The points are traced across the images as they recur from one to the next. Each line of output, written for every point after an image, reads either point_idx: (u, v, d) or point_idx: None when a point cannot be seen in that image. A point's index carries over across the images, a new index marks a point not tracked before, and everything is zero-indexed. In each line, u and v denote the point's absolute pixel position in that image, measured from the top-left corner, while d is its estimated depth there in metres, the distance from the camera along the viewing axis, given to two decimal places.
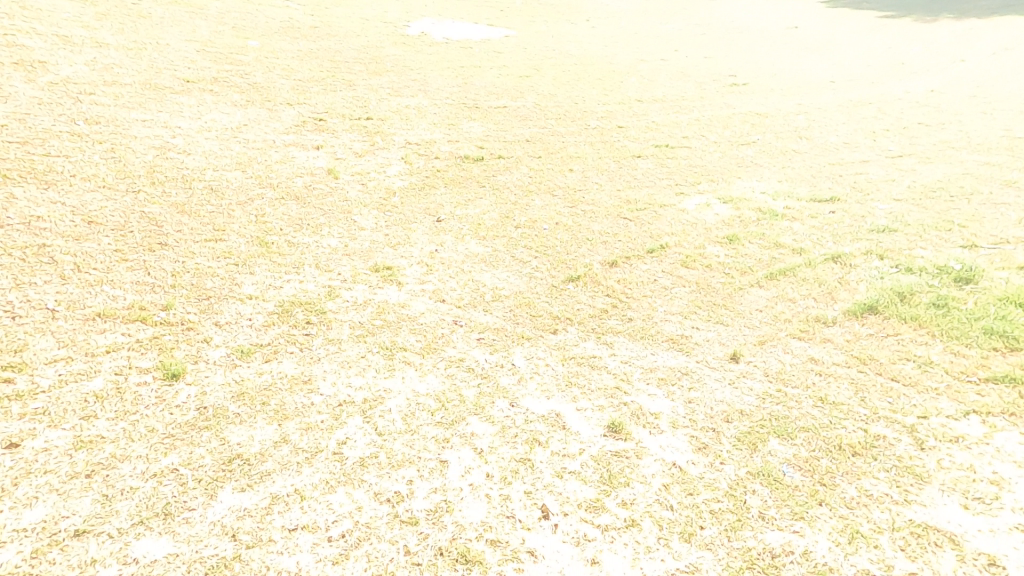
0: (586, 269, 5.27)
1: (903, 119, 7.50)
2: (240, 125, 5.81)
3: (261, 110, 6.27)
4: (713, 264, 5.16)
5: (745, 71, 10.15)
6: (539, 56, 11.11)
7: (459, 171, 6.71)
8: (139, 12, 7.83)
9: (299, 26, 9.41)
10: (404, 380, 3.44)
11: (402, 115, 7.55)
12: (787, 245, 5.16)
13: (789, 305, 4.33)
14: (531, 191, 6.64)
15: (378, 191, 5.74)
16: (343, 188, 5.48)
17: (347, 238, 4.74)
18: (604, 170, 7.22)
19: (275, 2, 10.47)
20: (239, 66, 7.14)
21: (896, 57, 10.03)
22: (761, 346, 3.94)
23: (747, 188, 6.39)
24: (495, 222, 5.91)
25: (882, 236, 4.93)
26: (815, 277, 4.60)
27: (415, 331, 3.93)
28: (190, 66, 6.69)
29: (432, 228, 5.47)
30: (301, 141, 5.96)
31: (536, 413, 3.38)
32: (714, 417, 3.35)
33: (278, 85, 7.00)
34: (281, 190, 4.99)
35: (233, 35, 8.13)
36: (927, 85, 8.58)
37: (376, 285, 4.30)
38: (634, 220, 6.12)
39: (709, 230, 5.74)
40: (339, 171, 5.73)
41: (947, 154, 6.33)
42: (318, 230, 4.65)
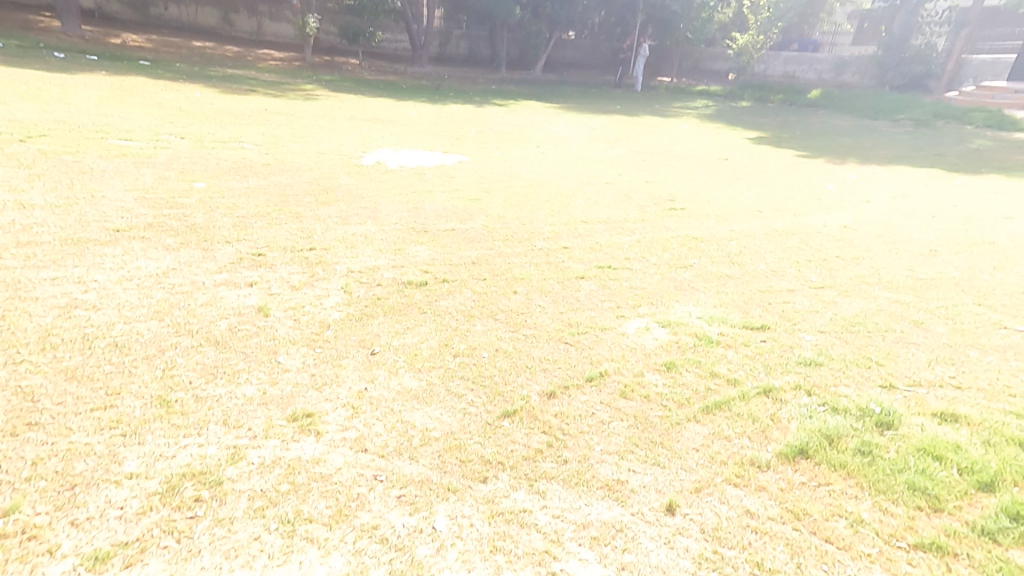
0: (523, 400, 5.13)
1: (823, 252, 8.11)
2: (167, 269, 6.04)
3: (195, 250, 6.66)
4: (650, 395, 5.10)
5: (683, 197, 11.06)
6: (491, 181, 11.87)
7: (400, 297, 6.84)
8: (80, 169, 8.46)
9: (251, 165, 10.19)
10: (303, 563, 3.07)
11: (348, 243, 8.04)
12: (722, 374, 5.22)
13: (723, 443, 4.24)
14: (473, 315, 6.68)
15: (312, 325, 5.79)
16: (272, 326, 5.55)
17: (269, 385, 4.58)
18: (547, 292, 7.37)
19: (232, 144, 11.24)
20: (179, 210, 7.70)
21: (812, 192, 11.16)
22: (697, 493, 3.75)
23: (684, 312, 6.62)
24: (433, 351, 5.83)
25: (809, 370, 5.06)
26: (748, 410, 4.59)
27: (326, 494, 3.58)
28: (123, 215, 7.15)
29: (364, 363, 5.36)
30: (234, 279, 6.26)
31: None
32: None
33: (219, 224, 7.55)
34: (200, 336, 4.98)
35: (179, 180, 8.80)
36: (841, 221, 9.45)
37: (291, 438, 4.01)
38: (574, 344, 6.13)
39: (648, 355, 5.79)
40: (270, 307, 5.91)
41: (862, 288, 6.79)
42: (233, 377, 4.51)
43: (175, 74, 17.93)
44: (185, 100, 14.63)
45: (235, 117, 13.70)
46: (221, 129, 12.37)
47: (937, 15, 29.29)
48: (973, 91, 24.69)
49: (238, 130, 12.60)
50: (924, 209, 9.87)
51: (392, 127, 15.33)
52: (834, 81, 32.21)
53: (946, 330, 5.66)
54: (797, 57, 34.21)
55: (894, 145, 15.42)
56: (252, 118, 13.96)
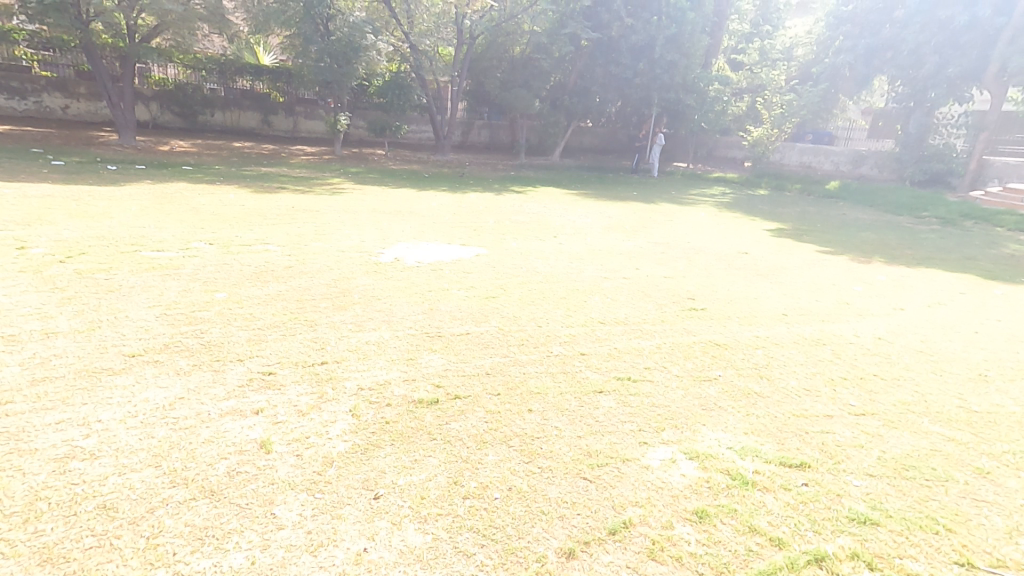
0: (539, 563, 4.59)
1: (860, 367, 7.63)
2: (174, 399, 6.21)
3: (207, 372, 6.85)
4: (682, 556, 4.60)
5: (703, 294, 10.81)
6: (508, 277, 11.79)
7: (410, 421, 6.50)
8: (109, 286, 8.97)
9: (272, 270, 10.59)
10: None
11: (360, 353, 7.94)
12: (764, 532, 4.75)
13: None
14: (485, 441, 6.27)
15: (314, 462, 5.56)
16: (272, 468, 5.39)
17: (261, 551, 4.42)
18: (564, 409, 6.98)
19: (257, 248, 11.81)
20: (196, 326, 8.02)
21: (839, 292, 10.81)
22: None
23: (713, 440, 6.10)
24: (440, 493, 5.37)
25: (865, 531, 4.63)
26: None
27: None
28: (141, 336, 7.49)
29: (366, 512, 5.00)
30: (241, 405, 6.29)
31: None
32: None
33: (234, 340, 7.76)
34: (195, 486, 4.99)
35: (201, 291, 9.21)
36: (874, 330, 8.99)
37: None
38: (593, 481, 5.61)
39: (677, 499, 5.27)
40: (273, 441, 5.78)
41: (908, 419, 6.29)
42: (218, 543, 4.42)
43: (213, 176, 19.42)
44: (219, 202, 15.59)
45: (263, 217, 14.47)
46: (248, 231, 12.99)
47: (952, 116, 29.20)
48: (999, 193, 24.08)
49: (264, 230, 13.22)
50: (962, 324, 9.22)
51: (412, 220, 15.82)
52: (851, 173, 33.06)
53: (1018, 485, 5.14)
54: (813, 150, 35.09)
55: (923, 240, 15.08)
56: (279, 216, 14.70)
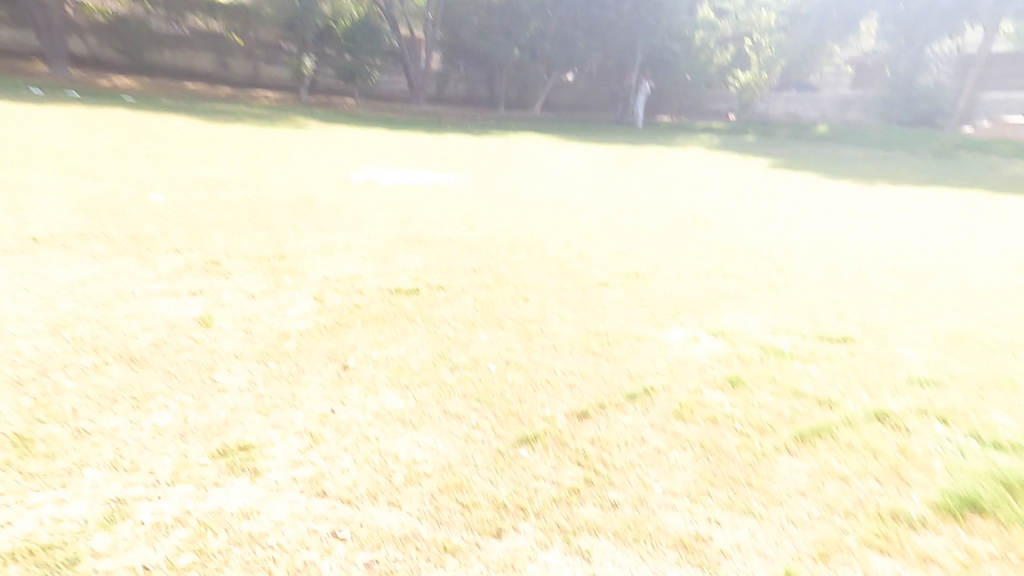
0: (546, 424, 3.80)
1: (887, 263, 7.11)
2: (86, 279, 5.16)
3: (131, 259, 5.77)
4: (716, 417, 3.79)
5: (705, 212, 10.18)
6: (494, 199, 10.86)
7: (386, 306, 5.62)
8: (18, 184, 7.74)
9: (221, 181, 9.48)
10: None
11: (325, 251, 6.94)
12: (809, 394, 3.94)
13: (843, 490, 2.98)
14: (475, 324, 5.43)
15: (267, 337, 4.62)
16: (212, 340, 4.40)
17: (196, 411, 3.48)
18: (564, 299, 6.19)
19: (202, 163, 10.64)
20: (124, 219, 6.92)
21: (848, 210, 10.24)
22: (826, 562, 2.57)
23: (738, 321, 5.38)
24: (424, 366, 4.53)
25: (931, 391, 3.95)
26: (865, 442, 3.36)
27: (299, 569, 2.46)
28: (52, 225, 6.38)
29: (333, 380, 4.10)
30: (175, 288, 5.27)
31: None
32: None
33: (170, 234, 6.68)
34: (109, 352, 4.02)
35: (131, 192, 8.08)
36: (891, 236, 8.44)
37: (210, 484, 2.89)
38: (605, 356, 4.82)
39: (703, 369, 4.49)
40: (214, 317, 4.80)
41: (954, 300, 5.78)
42: (137, 403, 3.47)
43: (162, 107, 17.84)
44: (164, 128, 14.17)
45: (215, 141, 13.23)
46: (193, 150, 11.84)
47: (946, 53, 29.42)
48: (991, 129, 24.28)
49: (213, 152, 11.99)
50: (984, 229, 8.88)
51: (370, 152, 14.69)
52: (840, 119, 33.02)
53: None
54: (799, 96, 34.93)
55: (917, 169, 14.83)
56: (228, 141, 13.45)
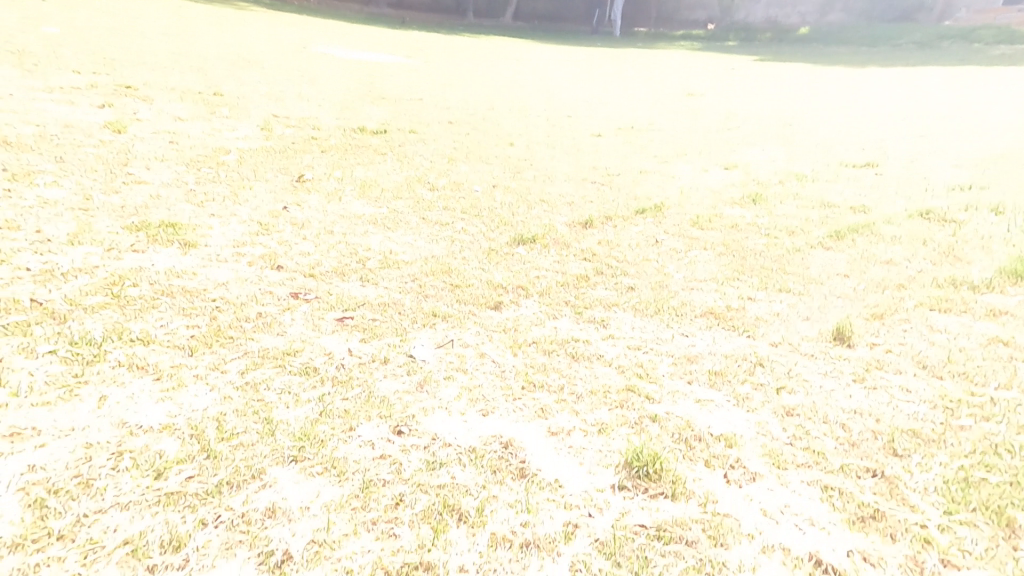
0: (543, 229, 3.33)
1: (897, 117, 6.86)
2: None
3: (12, 70, 4.93)
4: (738, 224, 3.40)
5: (698, 88, 9.63)
6: (470, 77, 9.93)
7: (349, 140, 4.91)
8: None
9: (144, 30, 8.37)
10: (176, 399, 1.57)
11: (272, 96, 6.05)
12: (840, 204, 3.61)
13: (886, 266, 2.65)
14: (454, 159, 4.79)
15: (200, 149, 3.92)
16: (123, 141, 3.76)
17: (102, 194, 2.90)
18: (554, 145, 5.58)
19: (119, 16, 9.40)
20: (14, 44, 5.95)
21: (846, 87, 9.90)
22: (882, 319, 2.15)
23: (750, 159, 4.96)
24: (397, 185, 3.94)
25: (976, 194, 3.58)
26: (908, 234, 3.00)
27: (252, 318, 2.02)
28: None
29: (287, 185, 3.53)
30: (75, 100, 4.48)
31: (485, 444, 1.46)
32: (849, 441, 1.50)
33: (72, 60, 5.78)
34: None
35: (26, 25, 7.03)
36: (894, 101, 8.17)
37: (124, 249, 2.38)
38: (606, 185, 4.32)
39: (716, 193, 4.05)
40: (127, 126, 4.08)
41: (974, 134, 5.60)
42: (17, 178, 2.85)
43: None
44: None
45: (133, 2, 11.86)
46: (106, 7, 10.41)
47: None
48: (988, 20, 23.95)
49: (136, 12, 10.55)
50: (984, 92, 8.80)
51: (319, 32, 13.34)
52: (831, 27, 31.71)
53: None
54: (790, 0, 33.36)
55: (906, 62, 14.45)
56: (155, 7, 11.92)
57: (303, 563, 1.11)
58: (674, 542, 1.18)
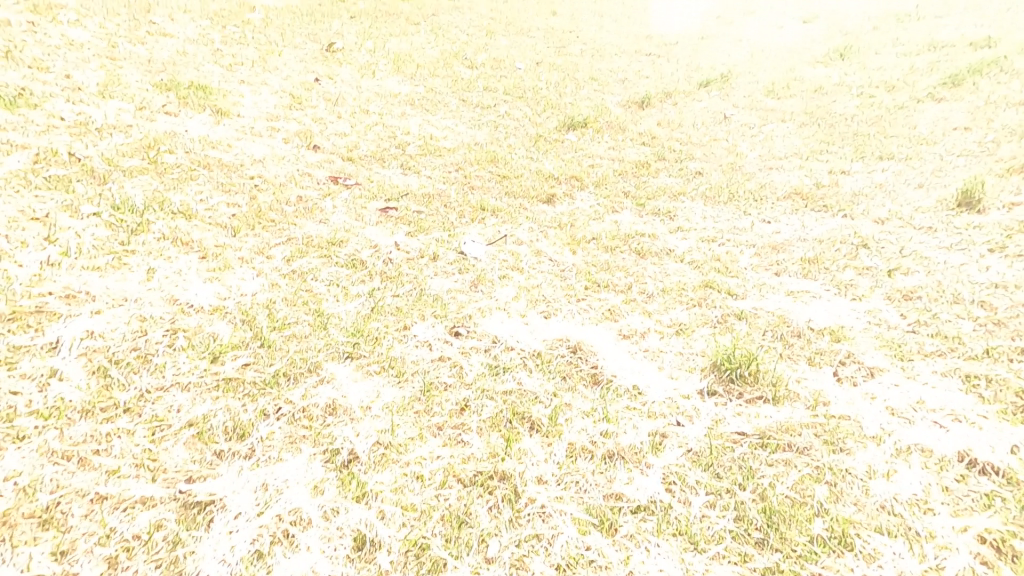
0: (596, 112, 2.91)
1: None
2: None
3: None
4: (824, 87, 2.86)
5: None
6: None
7: (378, 6, 4.25)
8: None
9: None
10: (222, 280, 1.43)
11: None
12: (949, 44, 2.86)
13: (1021, 112, 2.12)
14: (493, 31, 4.17)
15: (221, 7, 3.34)
16: None
17: (130, 44, 2.45)
18: (601, 13, 4.82)
19: None
20: None
21: None
22: (1020, 174, 1.78)
23: (836, 7, 4.09)
24: (433, 60, 3.45)
25: None
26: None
27: (293, 202, 1.79)
28: None
29: (318, 56, 3.03)
30: None
31: (555, 346, 1.35)
32: (988, 321, 1.30)
33: None
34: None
35: None
36: None
37: (157, 110, 2.00)
38: (662, 56, 3.72)
39: (795, 52, 3.38)
40: None
41: None
42: (38, 15, 2.33)
43: None
44: None
45: None
46: None
47: None
48: None
49: None
50: None
51: None
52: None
53: None
54: None
55: None
56: None
57: (372, 464, 1.06)
58: (782, 451, 1.08)
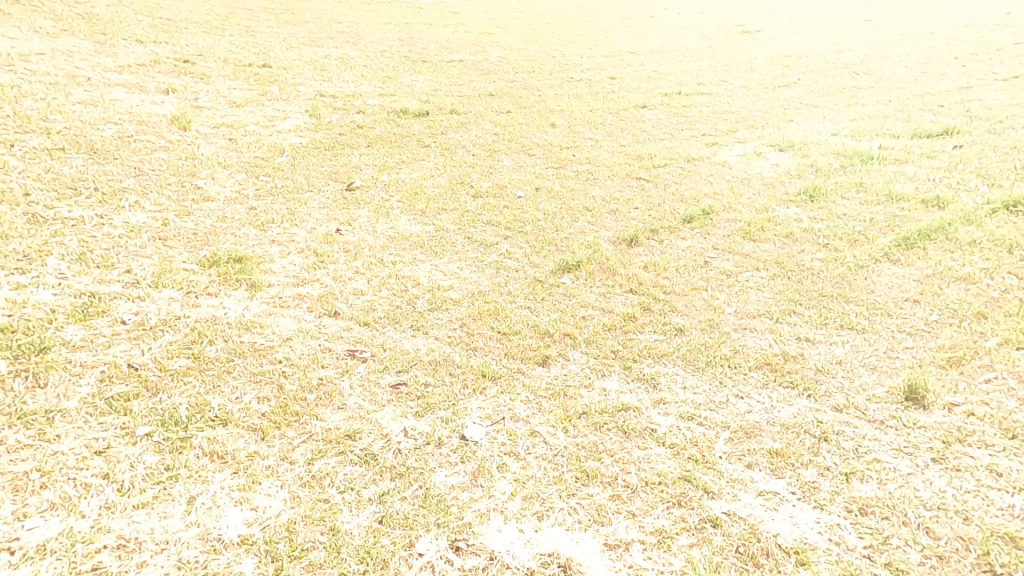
0: (589, 250, 3.23)
1: (990, 42, 5.79)
2: (27, 52, 3.53)
3: (83, 41, 4.13)
4: (794, 233, 3.10)
5: (756, 22, 8.57)
6: (509, 18, 9.21)
7: (392, 128, 4.65)
8: None
9: None
10: (252, 502, 1.54)
11: (317, 64, 5.61)
12: (909, 197, 3.11)
13: (963, 289, 2.37)
14: (496, 150, 4.60)
15: (255, 148, 3.60)
16: (195, 146, 3.31)
17: (178, 216, 2.66)
18: (598, 124, 5.22)
19: None
20: None
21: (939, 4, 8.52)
22: (958, 370, 2.01)
23: (808, 131, 4.39)
24: (441, 191, 3.83)
25: None
26: (989, 234, 2.61)
27: (315, 386, 1.99)
28: None
29: (337, 199, 3.38)
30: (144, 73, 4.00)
31: (542, 567, 1.49)
32: (933, 553, 1.47)
33: (128, 19, 5.21)
34: (64, 138, 2.77)
35: None
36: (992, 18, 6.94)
37: (200, 291, 2.25)
38: (652, 180, 4.06)
39: (770, 185, 3.69)
40: (192, 120, 3.57)
41: None
42: (102, 199, 2.51)
43: None
44: None
45: None
46: None
47: None
48: None
49: None
50: None
51: None
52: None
53: None
54: None
55: None
56: None
57: None
58: None
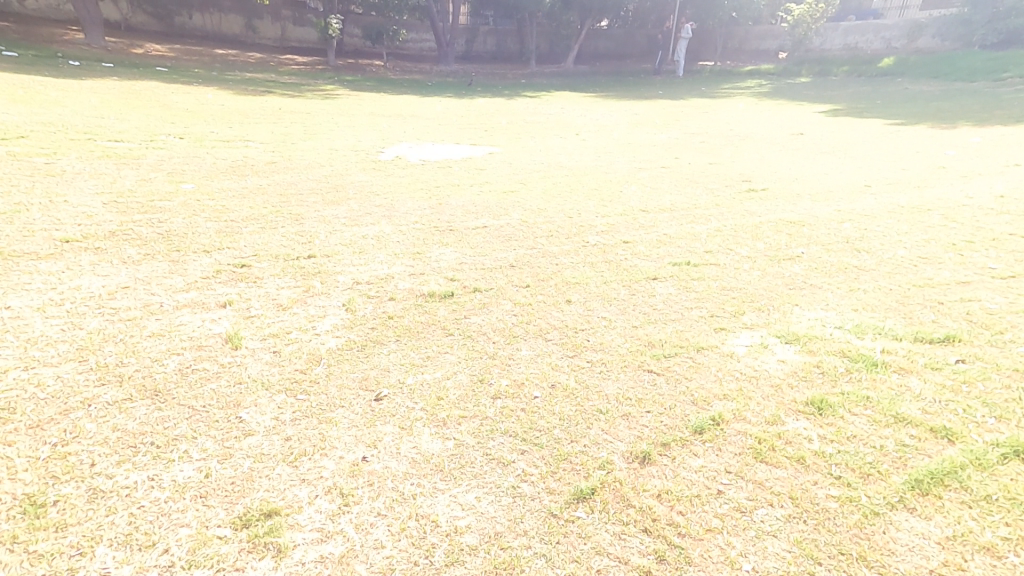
0: (602, 472, 3.29)
1: (986, 229, 6.38)
2: (116, 289, 4.83)
3: (161, 263, 5.41)
4: (806, 458, 3.27)
5: (759, 176, 9.38)
6: (531, 170, 10.26)
7: (418, 315, 5.05)
8: (50, 170, 7.73)
9: (251, 164, 9.40)
10: None
11: (356, 247, 6.35)
12: (918, 419, 3.47)
13: (989, 566, 2.53)
14: (515, 335, 4.83)
15: (295, 359, 4.15)
16: (241, 366, 4.00)
17: (219, 462, 3.13)
18: (611, 299, 5.49)
19: (234, 144, 10.74)
20: (154, 214, 6.65)
21: (934, 166, 9.39)
22: None
23: (814, 320, 4.75)
24: (462, 393, 3.99)
25: None
26: (1003, 490, 2.90)
27: None
28: (82, 222, 6.14)
29: (365, 415, 3.64)
30: (203, 299, 4.85)
31: None
32: None
33: (200, 231, 6.29)
34: (132, 384, 3.68)
35: (165, 181, 7.96)
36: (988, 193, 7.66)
37: (229, 567, 2.55)
38: (662, 373, 4.20)
39: (780, 391, 3.89)
40: (243, 336, 4.36)
41: None
42: (156, 453, 3.14)
43: (184, 87, 17.91)
44: (195, 104, 14.90)
45: (243, 118, 13.59)
46: (226, 129, 12.09)
47: None
48: None
49: (245, 130, 12.28)
50: None
51: (413, 122, 14.80)
52: (908, 49, 30.58)
53: None
54: (859, 27, 33.13)
55: (1009, 115, 14.12)
56: (263, 117, 14.01)
57: None
58: None
